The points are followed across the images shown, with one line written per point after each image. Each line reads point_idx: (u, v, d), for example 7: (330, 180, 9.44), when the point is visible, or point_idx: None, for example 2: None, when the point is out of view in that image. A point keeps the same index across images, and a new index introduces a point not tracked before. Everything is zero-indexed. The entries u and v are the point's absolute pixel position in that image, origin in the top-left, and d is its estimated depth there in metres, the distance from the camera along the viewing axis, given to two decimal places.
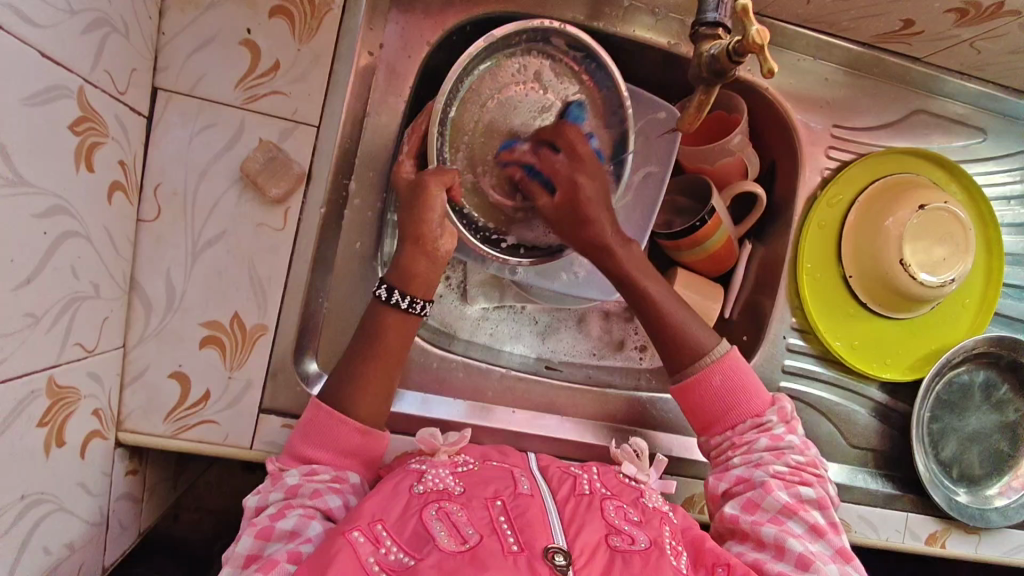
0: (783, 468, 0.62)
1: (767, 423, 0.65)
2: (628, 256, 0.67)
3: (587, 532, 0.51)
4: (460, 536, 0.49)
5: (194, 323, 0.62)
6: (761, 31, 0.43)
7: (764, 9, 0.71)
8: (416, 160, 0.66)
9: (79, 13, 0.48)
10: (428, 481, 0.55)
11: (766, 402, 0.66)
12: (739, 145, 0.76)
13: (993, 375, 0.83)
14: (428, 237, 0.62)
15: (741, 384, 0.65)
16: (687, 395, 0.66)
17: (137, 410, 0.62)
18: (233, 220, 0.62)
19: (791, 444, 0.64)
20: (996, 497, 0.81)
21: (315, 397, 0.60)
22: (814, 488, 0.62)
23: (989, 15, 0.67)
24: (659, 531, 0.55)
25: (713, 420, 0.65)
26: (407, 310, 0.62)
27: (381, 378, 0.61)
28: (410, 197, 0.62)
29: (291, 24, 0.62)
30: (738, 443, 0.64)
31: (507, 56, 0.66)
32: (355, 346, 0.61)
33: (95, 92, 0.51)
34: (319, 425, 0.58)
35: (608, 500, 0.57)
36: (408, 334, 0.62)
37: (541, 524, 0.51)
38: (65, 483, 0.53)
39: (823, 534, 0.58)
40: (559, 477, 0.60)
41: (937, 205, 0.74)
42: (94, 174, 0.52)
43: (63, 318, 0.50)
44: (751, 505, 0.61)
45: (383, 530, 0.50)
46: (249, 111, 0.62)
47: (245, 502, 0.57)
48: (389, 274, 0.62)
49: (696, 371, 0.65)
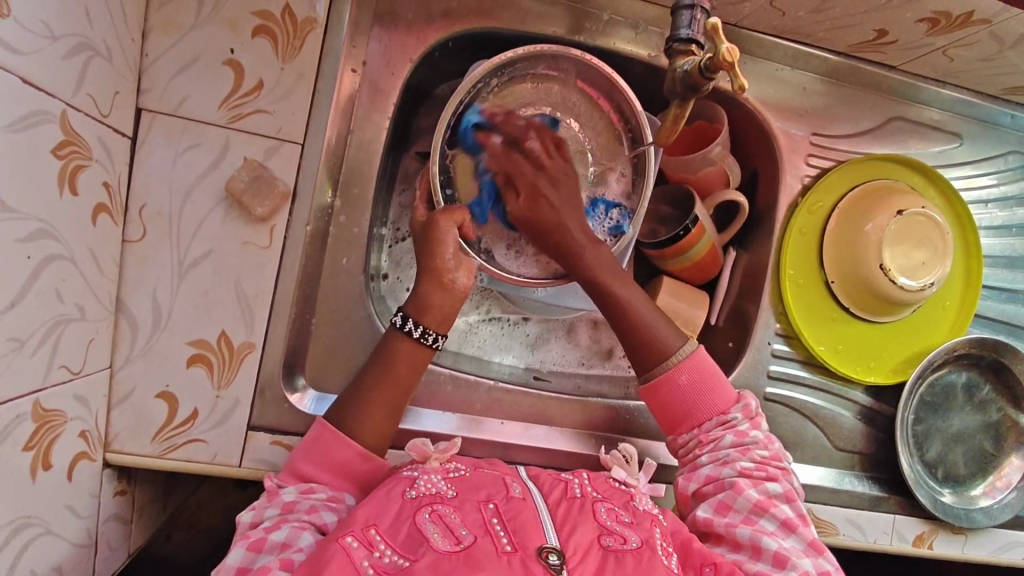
0: (749, 464, 0.64)
1: (731, 420, 0.66)
2: (597, 258, 0.66)
3: (580, 532, 0.53)
4: (454, 536, 0.50)
5: (181, 343, 0.62)
6: (732, 50, 0.43)
7: (740, 21, 0.72)
8: (427, 203, 0.69)
9: (61, 38, 0.48)
10: (420, 485, 0.56)
11: (730, 399, 0.67)
12: (721, 155, 0.77)
13: (975, 376, 0.84)
14: (444, 271, 0.64)
15: (706, 382, 0.67)
16: (655, 396, 0.67)
17: (124, 430, 0.62)
18: (220, 239, 0.63)
19: (755, 439, 0.66)
20: (980, 497, 0.82)
21: (322, 416, 0.61)
22: (781, 483, 0.64)
23: (960, 25, 0.68)
24: (649, 532, 0.57)
25: (680, 420, 0.67)
26: (420, 339, 0.64)
27: (383, 403, 0.62)
28: (422, 232, 0.64)
29: (275, 42, 0.63)
30: (704, 441, 0.66)
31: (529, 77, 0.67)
32: (363, 374, 0.63)
33: (79, 116, 0.51)
34: (323, 443, 0.59)
35: (599, 503, 0.58)
36: (418, 364, 0.64)
37: (534, 526, 0.52)
38: (52, 506, 0.53)
39: (795, 529, 0.60)
40: (551, 482, 0.61)
41: (915, 211, 0.76)
42: (77, 197, 0.52)
43: (48, 341, 0.50)
44: (723, 506, 0.62)
45: (376, 534, 0.51)
46: (234, 130, 0.62)
47: (238, 519, 0.57)
48: (407, 305, 0.65)
49: (662, 372, 0.66)
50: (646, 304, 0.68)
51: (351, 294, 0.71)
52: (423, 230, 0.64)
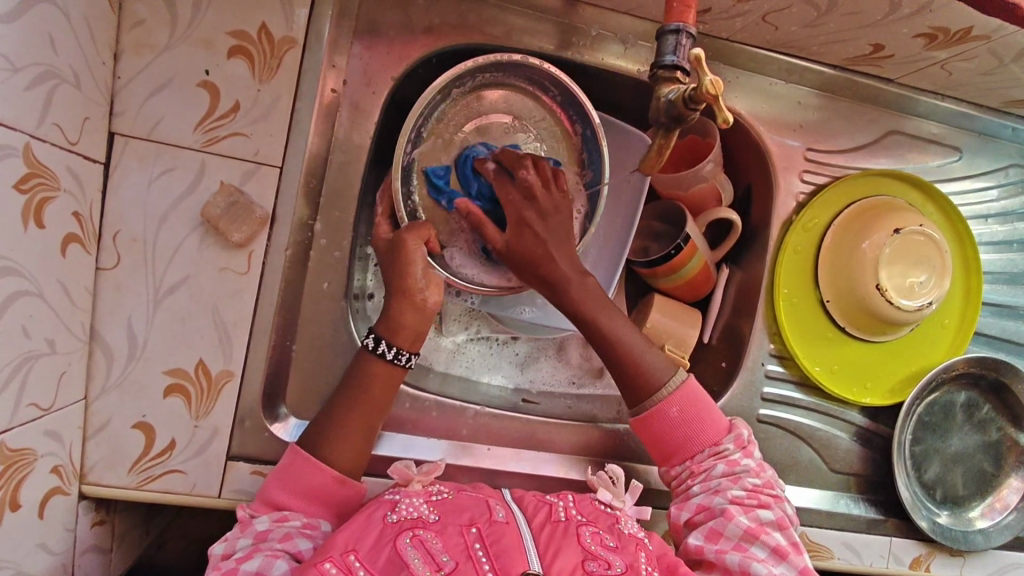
0: (741, 493, 0.62)
1: (723, 449, 0.65)
2: (585, 291, 0.65)
3: (564, 558, 0.52)
4: (435, 563, 0.49)
5: (158, 372, 0.61)
6: (716, 82, 0.42)
7: (732, 35, 0.70)
8: (391, 220, 0.68)
9: (22, 69, 0.46)
10: (402, 509, 0.55)
11: (721, 428, 0.66)
12: (713, 172, 0.75)
13: (974, 395, 0.82)
14: (414, 290, 0.61)
15: (697, 413, 0.65)
16: (647, 428, 0.66)
17: (100, 461, 0.60)
18: (197, 265, 0.61)
19: (746, 467, 0.64)
20: (978, 519, 0.80)
21: (295, 442, 0.60)
22: (773, 510, 0.62)
23: (959, 40, 0.66)
24: (634, 556, 0.55)
25: (673, 453, 0.65)
26: (392, 360, 0.62)
27: (360, 424, 0.61)
28: (388, 252, 0.62)
29: (250, 64, 0.61)
30: (696, 471, 0.64)
31: (483, 88, 0.68)
32: (338, 394, 0.61)
33: (44, 147, 0.50)
34: (295, 471, 0.58)
35: (584, 526, 0.57)
36: (393, 383, 0.63)
37: (517, 551, 0.51)
38: (22, 547, 0.52)
39: (786, 556, 0.59)
40: (535, 505, 0.59)
41: (913, 229, 0.74)
42: (44, 231, 0.51)
43: (14, 381, 0.49)
44: (714, 534, 0.60)
45: (355, 560, 0.50)
46: (210, 153, 0.61)
47: (211, 550, 0.55)
48: (378, 325, 0.62)
49: (652, 405, 0.65)
50: (629, 327, 0.67)
51: (334, 318, 0.69)
52: (389, 248, 0.63)
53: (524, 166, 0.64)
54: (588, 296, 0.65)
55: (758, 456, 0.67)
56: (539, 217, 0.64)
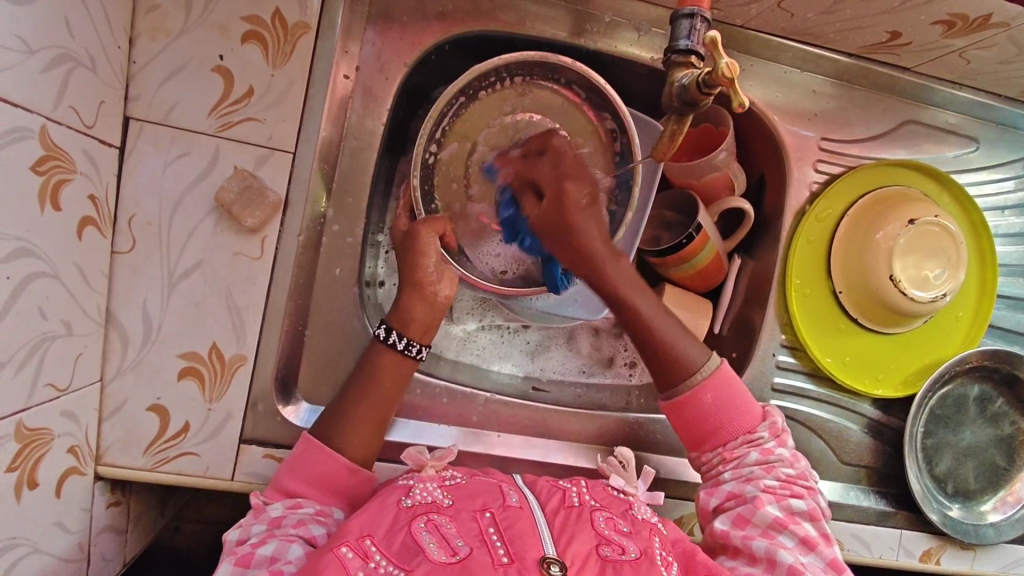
0: (773, 483, 0.62)
1: (758, 438, 0.64)
2: (619, 270, 0.64)
3: (578, 541, 0.52)
4: (450, 547, 0.49)
5: (172, 355, 0.62)
6: (731, 65, 0.41)
7: (746, 21, 0.69)
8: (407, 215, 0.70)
9: (38, 51, 0.47)
10: (416, 494, 0.55)
11: (756, 416, 0.65)
12: (727, 160, 0.74)
13: (988, 388, 0.81)
14: (427, 283, 0.64)
15: (732, 398, 0.64)
16: (680, 412, 0.64)
17: (116, 443, 0.61)
18: (210, 250, 0.62)
19: (781, 457, 0.63)
20: (990, 512, 0.80)
21: (308, 432, 0.60)
22: (805, 500, 0.61)
23: (978, 27, 0.65)
24: (648, 542, 0.56)
25: (704, 438, 0.64)
26: (404, 352, 0.63)
27: (371, 417, 0.61)
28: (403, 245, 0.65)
29: (264, 49, 0.61)
30: (728, 457, 0.64)
31: (511, 82, 0.68)
32: (350, 385, 0.62)
33: (60, 129, 0.50)
34: (307, 460, 0.58)
35: (597, 512, 0.57)
36: (403, 374, 0.63)
37: (531, 536, 0.51)
38: (40, 524, 0.52)
39: (815, 547, 0.58)
40: (548, 490, 0.59)
41: (928, 220, 0.73)
42: (60, 213, 0.51)
43: (32, 360, 0.50)
44: (741, 520, 0.61)
45: (371, 545, 0.50)
46: (224, 139, 0.61)
47: (224, 537, 0.55)
48: (390, 317, 0.64)
49: (689, 388, 0.64)
50: (669, 319, 0.65)
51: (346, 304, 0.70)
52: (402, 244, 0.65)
53: (554, 137, 0.65)
54: (624, 279, 0.64)
55: (793, 446, 0.66)
56: (578, 190, 0.63)
